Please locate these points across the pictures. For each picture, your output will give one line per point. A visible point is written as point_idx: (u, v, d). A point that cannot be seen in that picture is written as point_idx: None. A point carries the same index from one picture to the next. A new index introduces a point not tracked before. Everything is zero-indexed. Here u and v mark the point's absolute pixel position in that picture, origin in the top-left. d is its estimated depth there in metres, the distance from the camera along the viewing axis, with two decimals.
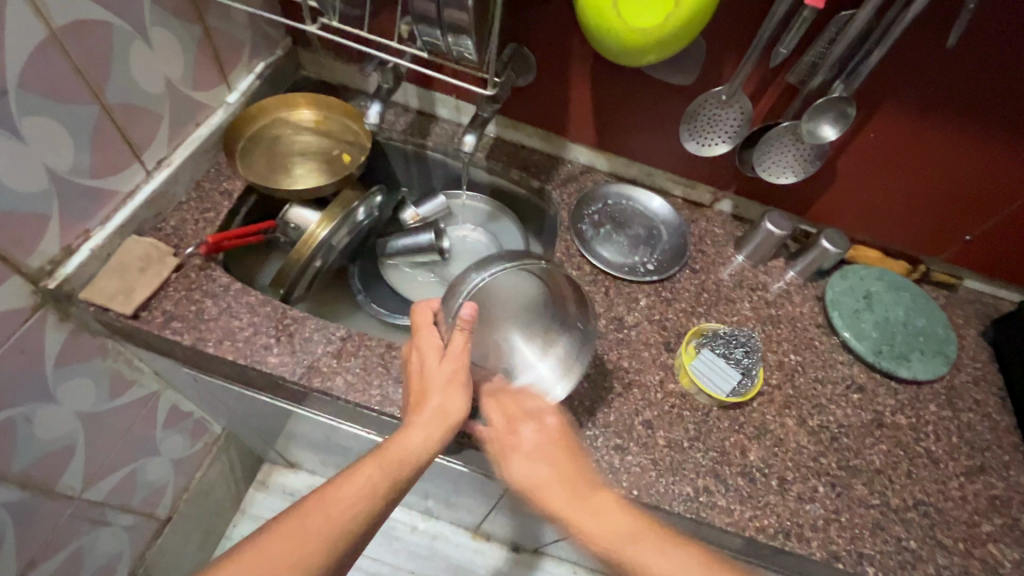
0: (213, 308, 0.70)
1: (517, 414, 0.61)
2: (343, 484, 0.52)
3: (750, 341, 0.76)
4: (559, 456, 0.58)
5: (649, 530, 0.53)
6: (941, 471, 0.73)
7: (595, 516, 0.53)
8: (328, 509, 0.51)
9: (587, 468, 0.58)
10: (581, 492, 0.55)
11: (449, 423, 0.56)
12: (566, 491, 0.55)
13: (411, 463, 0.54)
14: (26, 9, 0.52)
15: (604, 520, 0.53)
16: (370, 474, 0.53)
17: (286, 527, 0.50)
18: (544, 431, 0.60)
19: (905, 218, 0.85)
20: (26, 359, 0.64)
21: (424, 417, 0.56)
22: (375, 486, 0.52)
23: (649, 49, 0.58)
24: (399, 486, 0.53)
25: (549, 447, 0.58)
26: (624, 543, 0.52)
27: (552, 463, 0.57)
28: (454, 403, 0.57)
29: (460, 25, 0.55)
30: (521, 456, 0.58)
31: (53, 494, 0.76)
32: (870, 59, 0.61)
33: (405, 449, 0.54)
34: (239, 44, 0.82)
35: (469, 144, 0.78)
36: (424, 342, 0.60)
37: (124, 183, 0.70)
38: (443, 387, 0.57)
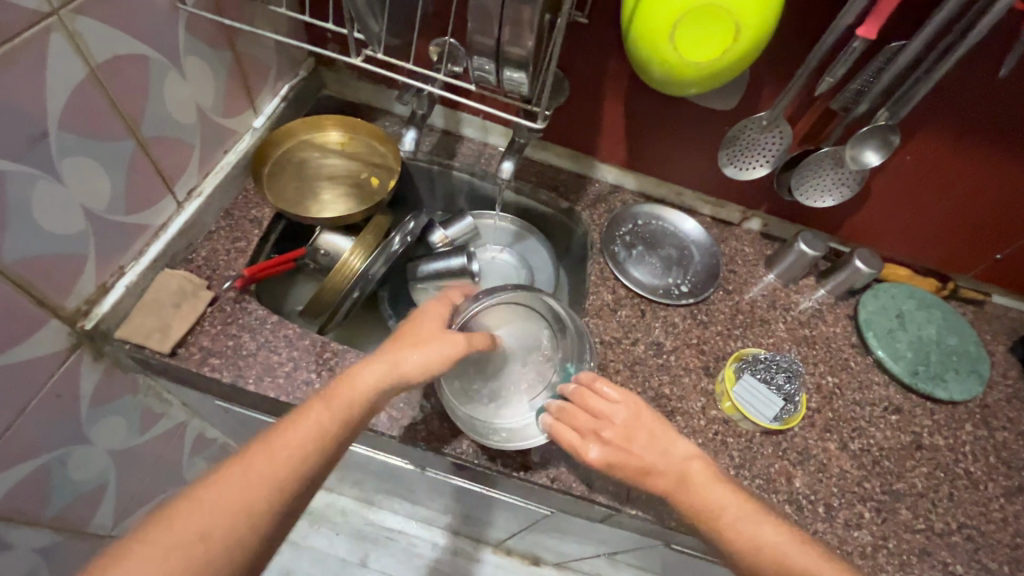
0: (251, 343, 0.69)
1: (586, 423, 0.61)
2: (291, 424, 0.48)
3: (791, 366, 0.76)
4: (644, 437, 0.60)
5: (744, 503, 0.54)
6: (982, 492, 0.73)
7: (691, 488, 0.56)
8: (272, 451, 0.46)
9: (679, 440, 0.60)
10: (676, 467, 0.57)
11: (408, 378, 0.55)
12: (668, 469, 0.57)
13: (361, 408, 0.52)
14: (67, 46, 0.50)
15: (704, 491, 0.55)
16: (321, 416, 0.50)
17: (217, 481, 0.44)
18: (624, 418, 0.61)
19: (936, 238, 0.86)
20: (63, 402, 0.62)
21: (384, 362, 0.54)
22: (323, 428, 0.49)
23: (697, 80, 0.58)
24: (346, 431, 0.50)
25: (629, 437, 0.60)
26: (716, 509, 0.54)
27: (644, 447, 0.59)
28: (419, 360, 0.55)
29: (513, 62, 0.54)
30: (604, 454, 0.59)
31: (84, 533, 0.75)
32: (918, 91, 0.61)
33: (358, 392, 0.52)
34: (265, 67, 0.80)
35: (507, 172, 0.77)
36: (426, 309, 0.61)
37: (156, 217, 0.68)
38: (419, 344, 0.56)
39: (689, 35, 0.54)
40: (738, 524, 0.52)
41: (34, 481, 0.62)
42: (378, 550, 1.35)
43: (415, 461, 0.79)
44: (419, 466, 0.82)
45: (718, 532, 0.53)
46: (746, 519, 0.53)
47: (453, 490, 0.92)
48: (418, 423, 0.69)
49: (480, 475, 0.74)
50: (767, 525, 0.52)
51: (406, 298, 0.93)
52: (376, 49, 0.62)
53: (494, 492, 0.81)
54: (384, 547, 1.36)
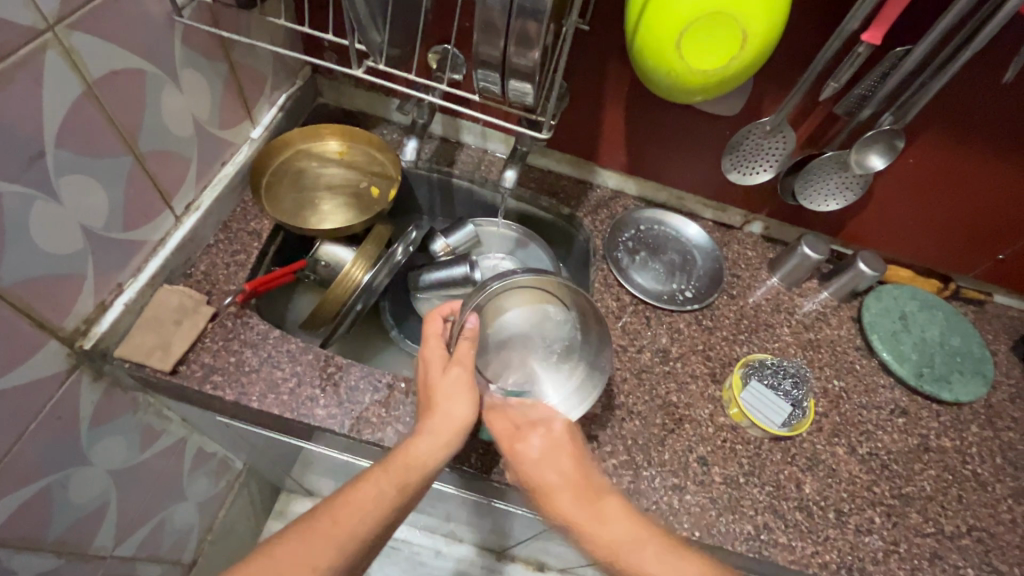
0: (254, 359, 0.68)
1: (523, 423, 0.60)
2: (351, 495, 0.50)
3: (799, 372, 0.76)
4: (576, 465, 0.57)
5: (657, 543, 0.51)
6: (990, 494, 0.74)
7: (594, 523, 0.52)
8: (338, 522, 0.48)
9: (595, 472, 0.57)
10: (591, 504, 0.53)
11: (457, 430, 0.56)
12: (577, 504, 0.53)
13: (420, 468, 0.53)
14: (63, 62, 0.49)
15: (636, 531, 0.51)
16: (380, 481, 0.51)
17: (282, 545, 0.46)
18: (548, 440, 0.59)
19: (938, 239, 0.86)
20: (63, 424, 0.61)
21: (435, 423, 0.56)
22: (386, 494, 0.50)
23: (705, 87, 0.58)
24: (411, 494, 0.52)
25: (578, 460, 0.57)
26: (631, 546, 0.50)
27: (561, 467, 0.56)
28: (462, 409, 0.57)
29: (519, 72, 0.53)
30: (539, 451, 0.57)
31: (87, 555, 0.74)
32: (922, 96, 0.61)
33: (416, 454, 0.53)
34: (262, 77, 0.79)
35: (510, 181, 0.76)
36: (430, 352, 0.62)
37: (154, 232, 0.67)
38: (455, 392, 0.58)
39: (699, 43, 0.54)
40: (639, 566, 0.49)
41: (35, 505, 0.61)
42: (381, 559, 1.34)
43: None
44: None
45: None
46: (651, 563, 0.49)
47: (458, 501, 0.91)
48: None
49: (489, 487, 0.74)
50: (685, 567, 0.49)
51: (408, 308, 0.93)
52: (378, 60, 0.61)
53: (502, 503, 0.81)
54: (387, 556, 1.34)
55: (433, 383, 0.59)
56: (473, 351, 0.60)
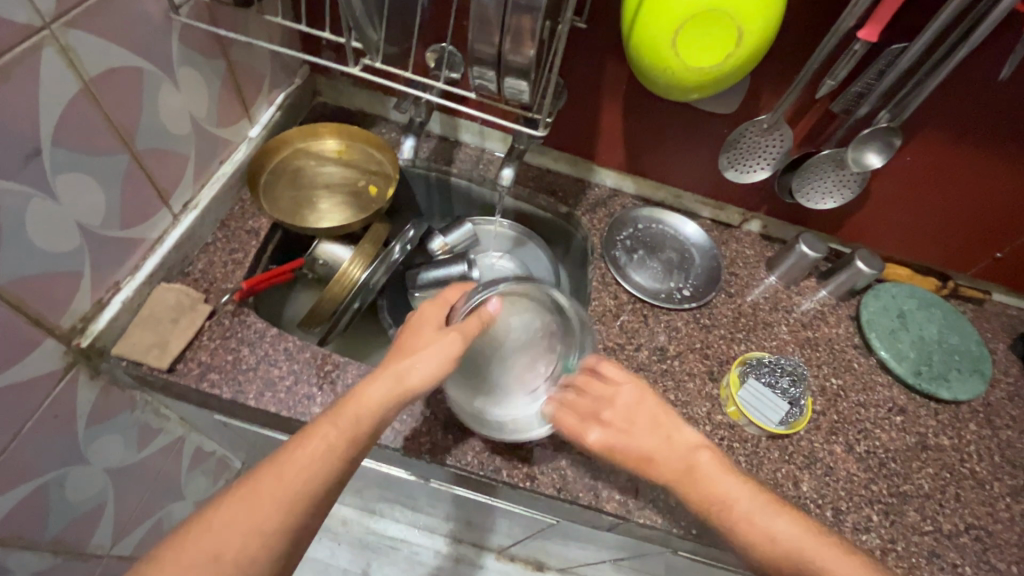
0: (251, 357, 0.68)
1: (587, 412, 0.63)
2: (298, 445, 0.49)
3: (795, 369, 0.77)
4: (664, 427, 0.61)
5: (750, 492, 0.55)
6: (988, 492, 0.73)
7: (705, 478, 0.56)
8: (282, 473, 0.47)
9: (686, 428, 0.61)
10: (685, 463, 0.58)
11: (414, 385, 0.55)
12: (676, 459, 0.59)
13: (370, 418, 0.52)
14: (60, 60, 0.49)
15: (726, 485, 0.56)
16: (328, 433, 0.50)
17: (230, 501, 0.46)
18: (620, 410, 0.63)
19: (936, 238, 0.86)
20: (60, 422, 0.61)
21: (392, 374, 0.55)
22: (332, 445, 0.50)
23: (700, 85, 0.58)
24: (357, 446, 0.51)
25: (663, 424, 0.61)
26: (731, 501, 0.55)
27: (643, 433, 0.61)
28: (425, 364, 0.56)
29: (514, 69, 0.53)
30: (604, 438, 0.61)
31: (84, 553, 0.74)
32: (919, 93, 0.61)
33: (365, 404, 0.52)
34: (260, 76, 0.79)
35: (507, 179, 0.76)
36: (426, 313, 0.62)
37: (151, 230, 0.67)
38: (425, 349, 0.57)
39: (694, 40, 0.54)
40: (740, 515, 0.54)
41: (31, 503, 0.61)
42: (380, 558, 1.34)
43: (418, 472, 0.78)
44: (422, 477, 0.81)
45: (726, 522, 0.54)
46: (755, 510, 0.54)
47: (456, 500, 0.91)
48: (421, 434, 0.68)
49: (485, 486, 0.74)
50: (778, 520, 0.53)
51: (405, 307, 0.93)
52: (374, 58, 0.61)
53: (500, 502, 0.81)
54: (386, 556, 1.34)
55: (407, 339, 0.59)
56: (479, 322, 0.61)
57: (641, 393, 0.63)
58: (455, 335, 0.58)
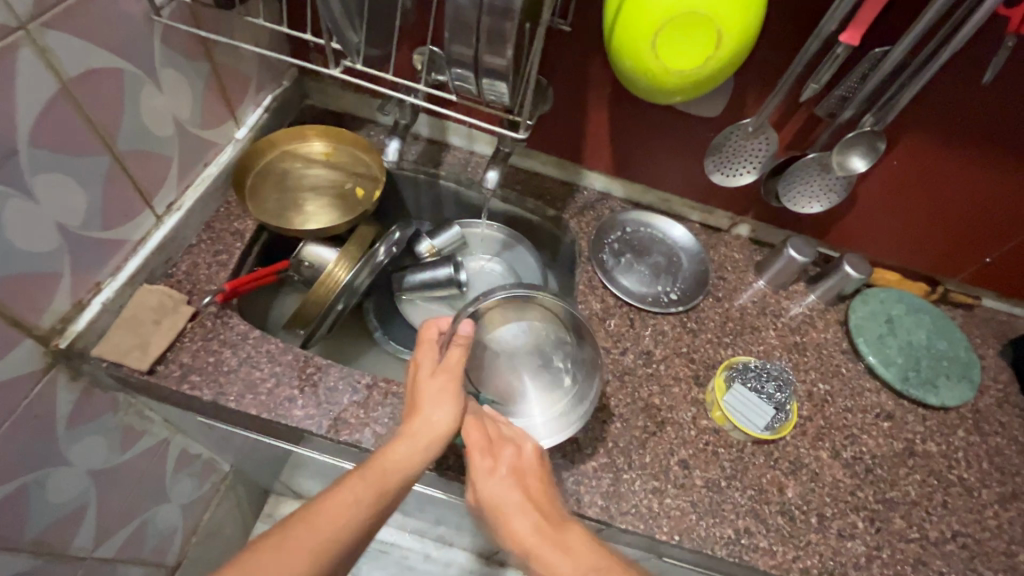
0: (233, 359, 0.68)
1: (495, 442, 0.61)
2: (329, 499, 0.48)
3: (781, 374, 0.76)
4: (538, 492, 0.58)
5: (615, 568, 0.50)
6: (975, 499, 0.73)
7: (551, 552, 0.51)
8: (314, 526, 0.46)
9: (554, 503, 0.58)
10: (540, 537, 0.53)
11: (438, 436, 0.56)
12: (526, 523, 0.55)
13: (398, 473, 0.52)
14: (37, 61, 0.49)
15: (600, 559, 0.50)
16: (358, 488, 0.49)
17: (260, 555, 0.44)
18: (515, 463, 0.59)
19: (925, 242, 0.86)
20: (39, 423, 0.60)
21: (414, 429, 0.55)
22: (365, 499, 0.49)
23: (682, 88, 0.58)
24: (389, 499, 0.51)
25: (526, 479, 0.59)
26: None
27: (526, 496, 0.57)
28: (442, 414, 0.57)
29: (493, 71, 0.53)
30: (499, 487, 0.58)
31: (65, 556, 0.73)
32: (903, 97, 0.61)
33: (394, 460, 0.53)
34: (246, 78, 0.79)
35: (491, 181, 0.76)
36: (424, 357, 0.60)
37: (134, 232, 0.67)
38: (435, 399, 0.57)
39: (674, 43, 0.54)
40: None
41: (10, 504, 0.61)
42: (370, 562, 1.33)
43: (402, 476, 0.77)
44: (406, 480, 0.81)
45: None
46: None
47: (443, 504, 0.91)
48: None
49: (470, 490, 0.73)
50: None
51: (392, 309, 0.92)
52: (356, 60, 0.61)
53: None
54: (375, 560, 1.33)
55: (413, 391, 0.59)
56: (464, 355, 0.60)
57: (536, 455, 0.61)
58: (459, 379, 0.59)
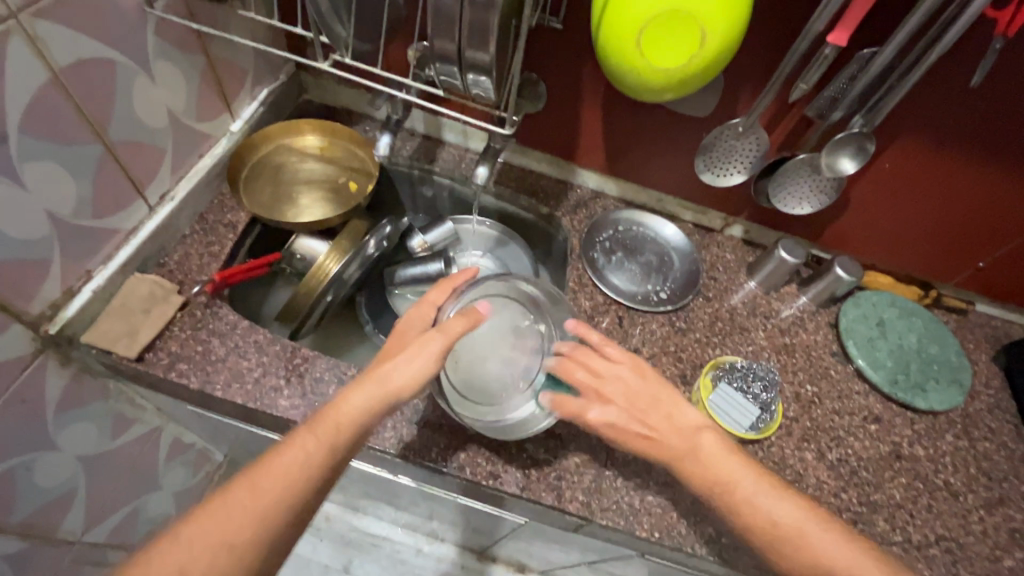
0: (221, 349, 0.69)
1: (589, 391, 0.61)
2: (280, 452, 0.49)
3: (768, 375, 0.76)
4: (662, 408, 0.60)
5: (754, 474, 0.56)
6: (961, 504, 0.73)
7: (720, 461, 0.56)
8: (260, 485, 0.47)
9: (686, 408, 0.60)
10: (688, 453, 0.57)
11: (398, 394, 0.55)
12: (677, 441, 0.58)
13: (352, 429, 0.53)
14: (27, 49, 0.50)
15: (732, 466, 0.56)
16: (310, 444, 0.50)
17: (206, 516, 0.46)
18: (626, 394, 0.61)
19: (918, 246, 0.85)
20: (28, 408, 0.61)
21: (377, 380, 0.55)
22: (313, 454, 0.50)
23: (668, 87, 0.58)
24: (339, 454, 0.51)
25: (643, 401, 0.60)
26: (736, 482, 0.55)
27: (650, 418, 0.59)
28: (409, 373, 0.55)
29: (478, 66, 0.54)
30: (608, 415, 0.59)
31: (54, 540, 0.74)
32: (890, 99, 0.61)
33: (349, 413, 0.53)
34: (243, 71, 0.80)
35: (480, 177, 0.76)
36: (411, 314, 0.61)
37: (126, 221, 0.68)
38: (407, 356, 0.56)
39: (658, 41, 0.54)
40: (750, 496, 0.55)
41: None
42: (361, 555, 1.34)
43: (388, 469, 0.78)
44: (393, 474, 0.81)
45: (746, 504, 0.54)
46: (760, 494, 0.55)
47: (430, 498, 0.91)
48: (387, 431, 0.68)
49: (454, 484, 0.74)
50: (781, 502, 0.54)
51: (384, 304, 0.93)
52: (345, 54, 0.62)
53: (470, 500, 0.81)
54: (367, 553, 1.34)
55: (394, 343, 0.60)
56: (464, 328, 0.58)
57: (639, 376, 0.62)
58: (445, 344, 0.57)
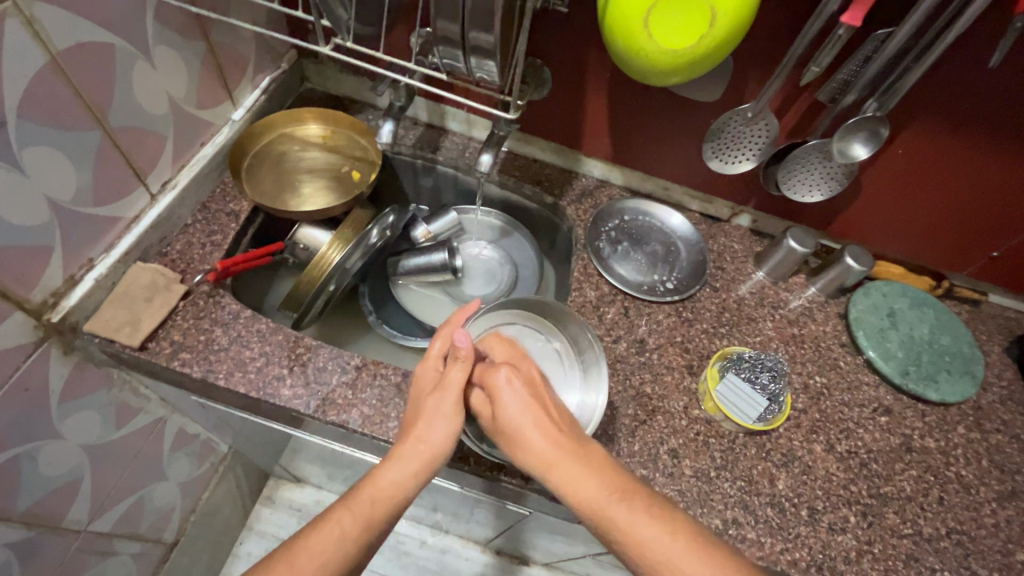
0: (223, 338, 0.68)
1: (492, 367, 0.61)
2: (316, 531, 0.51)
3: (776, 365, 0.74)
4: (551, 414, 0.57)
5: (601, 483, 0.52)
6: (973, 497, 0.71)
7: (566, 469, 0.53)
8: (295, 562, 0.49)
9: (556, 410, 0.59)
10: (552, 458, 0.54)
11: (431, 460, 0.57)
12: (540, 439, 0.55)
13: (388, 501, 0.54)
14: (25, 32, 0.49)
15: (585, 474, 0.52)
16: (344, 517, 0.52)
17: None
18: (516, 385, 0.58)
19: (931, 235, 0.83)
20: (31, 396, 0.61)
21: (410, 453, 0.56)
22: (348, 532, 0.52)
23: (676, 70, 0.57)
24: (374, 530, 0.53)
25: (538, 402, 0.58)
26: (603, 499, 0.51)
27: (530, 415, 0.56)
28: (439, 435, 0.57)
29: (483, 49, 0.52)
30: (502, 389, 0.58)
31: (58, 529, 0.74)
32: (905, 81, 0.59)
33: (383, 485, 0.55)
34: (244, 58, 0.79)
35: (485, 164, 0.74)
36: (422, 371, 0.62)
37: (128, 209, 0.68)
38: (432, 417, 0.58)
39: (667, 21, 0.52)
40: (620, 523, 0.50)
41: (1, 474, 0.62)
42: None
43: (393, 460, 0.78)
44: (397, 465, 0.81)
45: (603, 522, 0.50)
46: (627, 521, 0.49)
47: (434, 489, 0.91)
48: None
49: (458, 475, 0.73)
50: (645, 527, 0.49)
51: (387, 294, 0.92)
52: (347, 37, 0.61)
53: (474, 491, 0.81)
54: None
55: (415, 403, 0.61)
56: (465, 374, 0.59)
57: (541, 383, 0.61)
58: (459, 395, 0.59)
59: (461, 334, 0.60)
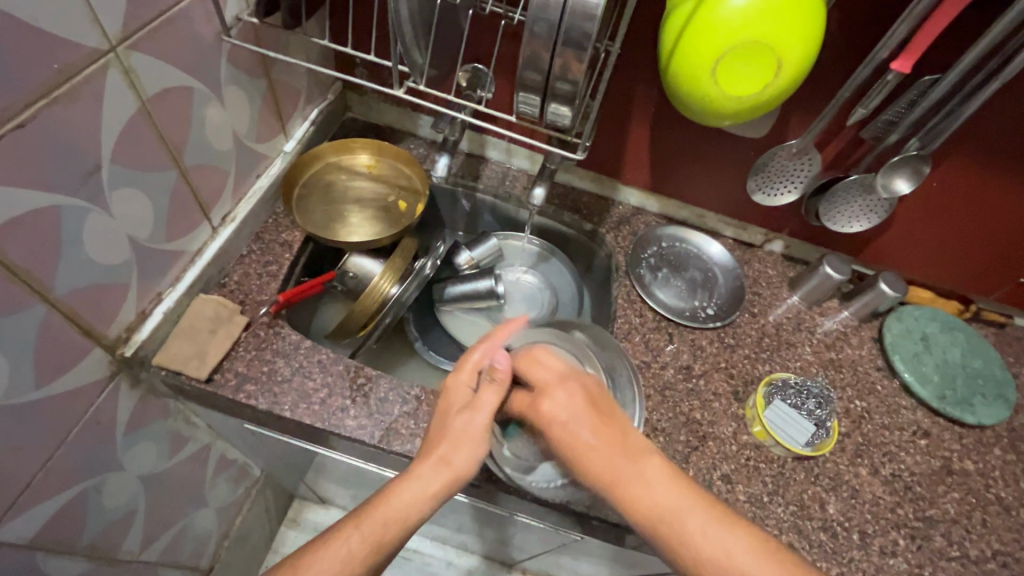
0: (286, 369, 0.69)
1: (548, 381, 0.58)
2: (322, 548, 0.52)
3: (822, 392, 0.78)
4: (615, 431, 0.54)
5: (680, 496, 0.51)
6: (1014, 518, 0.74)
7: (637, 484, 0.51)
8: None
9: (633, 432, 0.55)
10: (616, 476, 0.52)
11: (448, 481, 0.56)
12: (607, 457, 0.52)
13: (398, 523, 0.53)
14: (122, 82, 0.51)
15: (651, 493, 0.50)
16: (352, 536, 0.52)
17: None
18: (573, 399, 0.56)
19: (960, 262, 0.86)
20: (102, 430, 0.62)
21: (424, 472, 0.56)
22: (356, 553, 0.52)
23: (736, 113, 0.59)
24: (381, 552, 0.53)
25: (595, 418, 0.55)
26: (677, 516, 0.50)
27: (597, 432, 0.54)
28: (463, 458, 0.57)
29: (561, 95, 0.54)
30: (559, 411, 0.55)
31: (114, 560, 0.74)
32: (950, 124, 0.62)
33: (397, 505, 0.54)
34: (297, 92, 0.81)
35: (536, 198, 0.78)
36: (455, 385, 0.61)
37: (192, 243, 0.69)
38: (457, 438, 0.57)
39: (733, 70, 0.55)
40: (692, 531, 0.49)
41: (70, 510, 0.62)
42: (392, 570, 1.34)
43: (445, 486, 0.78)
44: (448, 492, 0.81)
45: (682, 544, 0.49)
46: (704, 534, 0.49)
47: (478, 514, 0.92)
48: None
49: (512, 502, 0.74)
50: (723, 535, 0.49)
51: (431, 320, 0.94)
52: (417, 80, 0.63)
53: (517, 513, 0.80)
54: (398, 567, 1.34)
55: (440, 421, 0.60)
56: (498, 397, 0.59)
57: (593, 395, 0.57)
58: (489, 417, 0.58)
59: (500, 356, 0.60)
